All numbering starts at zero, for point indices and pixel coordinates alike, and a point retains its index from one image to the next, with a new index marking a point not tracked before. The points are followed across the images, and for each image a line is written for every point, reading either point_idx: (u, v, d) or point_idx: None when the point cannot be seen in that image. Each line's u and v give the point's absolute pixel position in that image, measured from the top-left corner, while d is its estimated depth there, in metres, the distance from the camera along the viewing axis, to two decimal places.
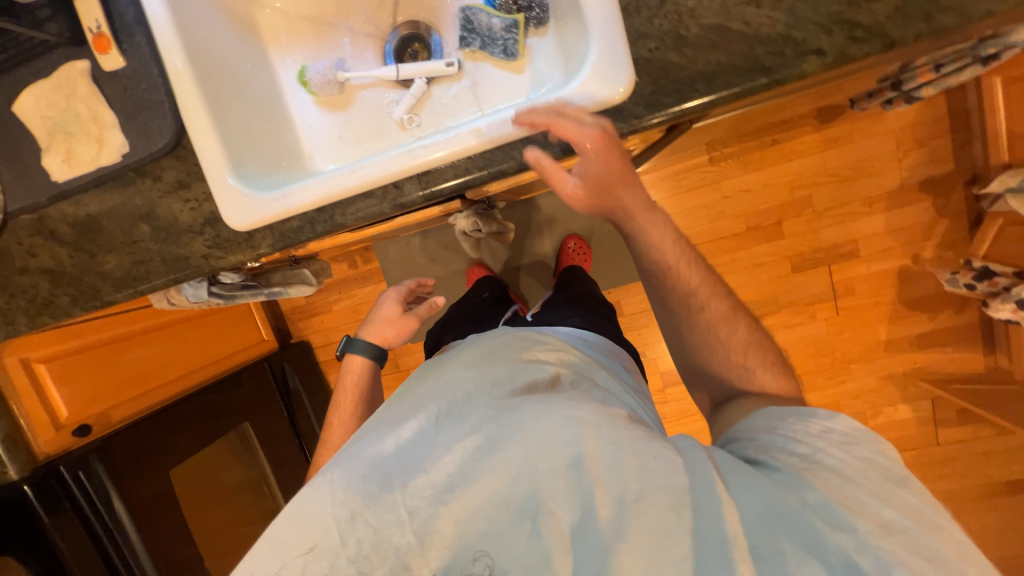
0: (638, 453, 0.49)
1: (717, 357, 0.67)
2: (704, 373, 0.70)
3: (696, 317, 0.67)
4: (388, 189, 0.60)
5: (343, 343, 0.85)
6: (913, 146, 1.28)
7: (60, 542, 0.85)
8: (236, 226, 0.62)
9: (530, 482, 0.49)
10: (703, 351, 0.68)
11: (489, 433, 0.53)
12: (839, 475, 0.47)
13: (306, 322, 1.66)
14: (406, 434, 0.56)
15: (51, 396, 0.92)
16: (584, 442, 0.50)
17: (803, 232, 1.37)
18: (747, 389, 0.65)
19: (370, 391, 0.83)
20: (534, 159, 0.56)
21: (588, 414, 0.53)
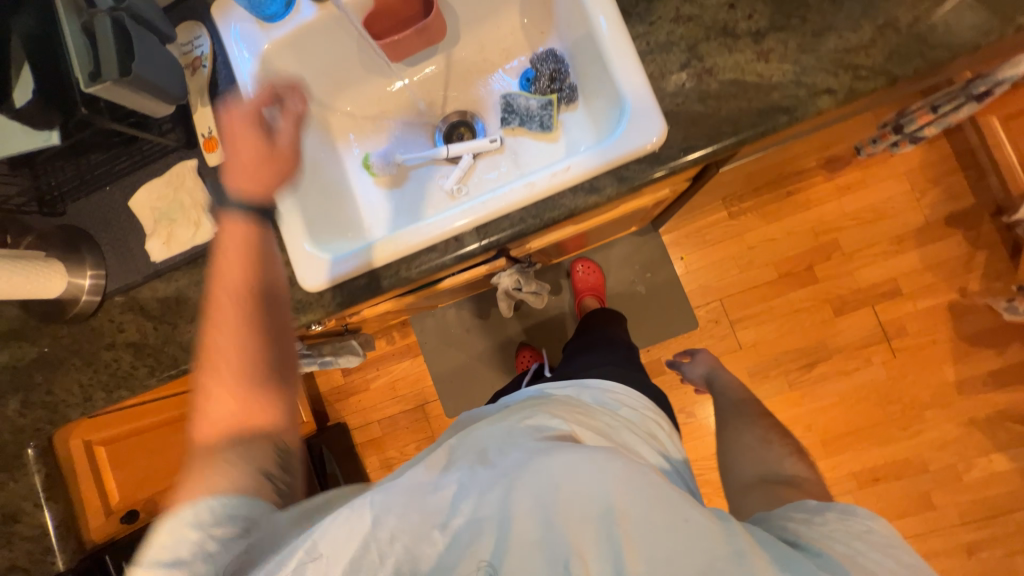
0: (668, 509, 0.46)
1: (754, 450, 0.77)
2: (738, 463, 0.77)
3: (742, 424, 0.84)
4: (449, 243, 0.65)
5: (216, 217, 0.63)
6: (928, 186, 1.33)
7: None
8: (308, 287, 0.67)
9: (555, 535, 0.45)
10: (742, 444, 0.80)
11: (516, 470, 0.49)
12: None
13: (344, 401, 1.66)
14: (435, 470, 0.52)
15: (107, 479, 0.91)
16: (616, 492, 0.46)
17: (836, 275, 1.37)
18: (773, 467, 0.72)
19: (255, 256, 0.60)
20: (582, 204, 0.61)
21: (617, 464, 0.49)
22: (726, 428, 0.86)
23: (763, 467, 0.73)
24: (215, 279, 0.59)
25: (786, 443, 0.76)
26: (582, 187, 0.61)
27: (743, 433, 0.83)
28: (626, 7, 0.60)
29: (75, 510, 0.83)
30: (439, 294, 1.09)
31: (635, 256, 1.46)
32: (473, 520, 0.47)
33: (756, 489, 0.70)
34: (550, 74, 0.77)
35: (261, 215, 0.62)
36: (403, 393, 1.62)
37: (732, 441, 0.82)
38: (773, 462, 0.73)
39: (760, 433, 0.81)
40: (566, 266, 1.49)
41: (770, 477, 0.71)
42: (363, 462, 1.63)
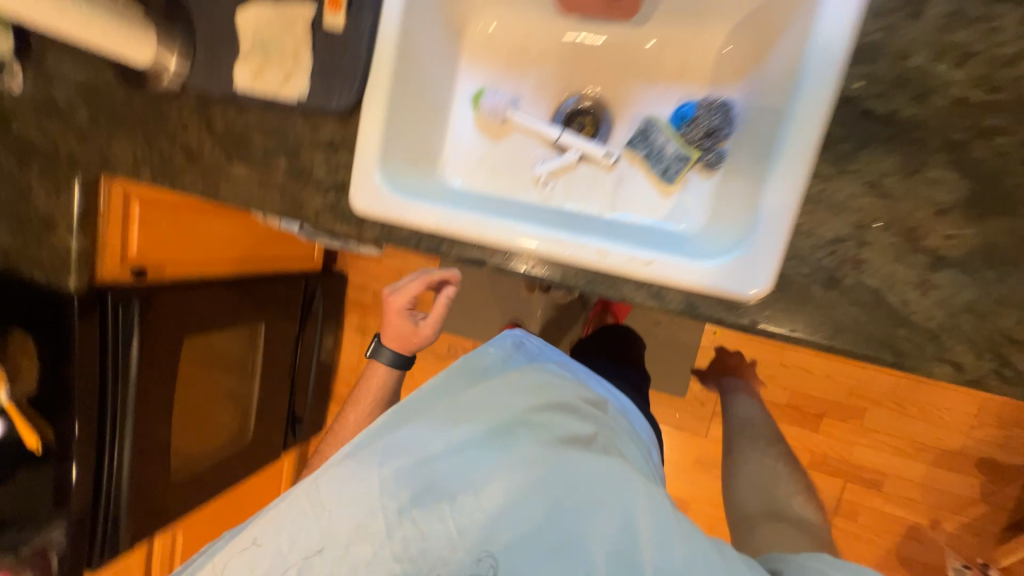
0: (685, 539, 0.59)
1: (766, 487, 0.80)
2: (741, 497, 0.79)
3: (756, 459, 0.88)
4: (499, 250, 0.62)
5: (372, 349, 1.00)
6: (992, 422, 1.22)
7: (76, 348, 0.94)
8: (355, 205, 0.65)
9: (563, 515, 0.62)
10: (743, 476, 0.84)
11: (528, 461, 0.67)
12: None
13: (353, 258, 1.78)
14: (456, 441, 0.70)
15: (131, 232, 1.00)
16: (641, 510, 0.62)
17: (835, 438, 1.33)
18: (781, 505, 0.75)
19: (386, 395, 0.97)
20: (638, 301, 0.57)
21: (637, 484, 0.65)
22: (744, 462, 0.88)
23: (771, 501, 0.76)
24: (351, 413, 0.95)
25: (800, 494, 0.78)
26: (649, 285, 0.56)
27: (759, 468, 0.85)
28: (834, 132, 0.48)
29: (94, 247, 0.93)
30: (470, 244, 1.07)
31: None
32: (480, 496, 0.63)
33: (758, 515, 0.72)
34: (708, 126, 0.66)
35: (404, 363, 0.98)
36: None
37: (743, 472, 0.85)
38: (779, 500, 0.76)
39: (771, 474, 0.84)
40: None
41: (776, 513, 0.73)
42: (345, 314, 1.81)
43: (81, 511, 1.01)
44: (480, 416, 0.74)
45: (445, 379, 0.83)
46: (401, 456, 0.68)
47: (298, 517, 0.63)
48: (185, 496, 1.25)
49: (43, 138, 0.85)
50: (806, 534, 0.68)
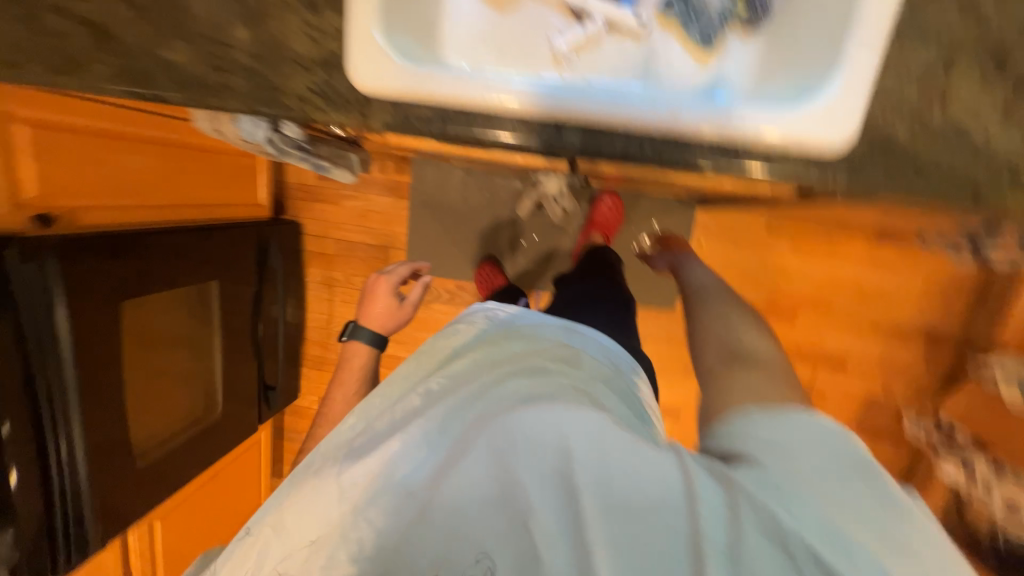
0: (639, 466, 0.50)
1: (727, 334, 0.72)
2: (708, 351, 0.70)
3: (709, 310, 0.80)
4: (547, 125, 0.52)
5: (348, 330, 0.96)
6: (937, 296, 1.37)
7: None
8: (358, 82, 0.52)
9: (519, 484, 0.53)
10: (704, 332, 0.74)
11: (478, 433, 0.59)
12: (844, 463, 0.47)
13: (307, 204, 1.58)
14: (412, 433, 0.62)
15: (17, 165, 0.78)
16: (591, 453, 0.52)
17: (808, 329, 1.44)
18: (749, 351, 0.67)
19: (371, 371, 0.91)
20: (712, 167, 0.51)
21: (586, 424, 0.54)
22: (703, 320, 0.78)
23: (734, 347, 0.68)
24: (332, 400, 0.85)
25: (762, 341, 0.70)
26: (724, 149, 0.50)
27: (715, 320, 0.76)
28: None
29: None
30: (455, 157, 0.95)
31: (659, 218, 1.39)
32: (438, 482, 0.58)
33: (729, 367, 0.64)
34: None
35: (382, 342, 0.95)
36: (371, 227, 1.57)
37: (701, 328, 0.76)
38: (741, 345, 0.68)
39: (731, 323, 0.74)
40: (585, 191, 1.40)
41: (741, 359, 0.65)
42: (305, 268, 1.63)
43: (26, 517, 0.83)
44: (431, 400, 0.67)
45: (409, 370, 0.76)
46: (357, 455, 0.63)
47: (260, 544, 0.60)
48: (152, 484, 1.09)
49: None
50: (773, 375, 0.62)
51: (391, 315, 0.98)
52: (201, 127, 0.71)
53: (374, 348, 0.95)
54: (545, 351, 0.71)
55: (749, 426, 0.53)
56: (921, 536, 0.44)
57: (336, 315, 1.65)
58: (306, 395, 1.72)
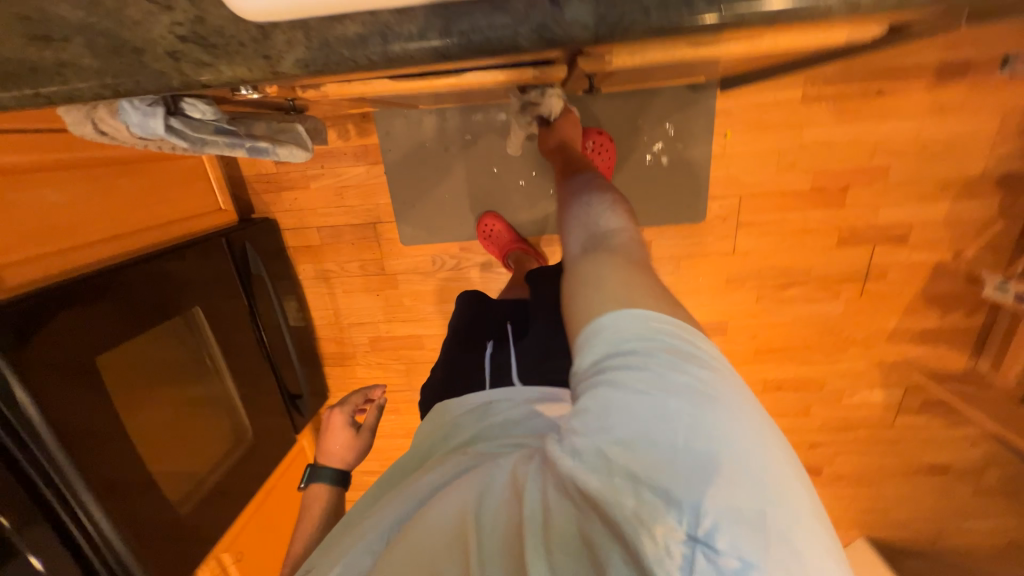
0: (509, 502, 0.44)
1: (581, 219, 0.56)
2: (567, 244, 0.55)
3: (575, 195, 0.65)
4: (537, 2, 0.34)
5: (304, 474, 0.77)
6: (1013, 134, 1.16)
7: None
8: (243, 10, 0.34)
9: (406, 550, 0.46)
10: (565, 223, 0.59)
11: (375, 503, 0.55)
12: (644, 377, 0.36)
13: (274, 196, 1.40)
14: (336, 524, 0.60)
15: None
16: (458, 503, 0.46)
17: (862, 205, 1.26)
18: (602, 234, 0.52)
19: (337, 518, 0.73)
20: (804, 6, 0.33)
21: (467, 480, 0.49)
22: (564, 212, 0.61)
23: (586, 231, 0.54)
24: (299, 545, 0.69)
25: (622, 224, 0.54)
26: None
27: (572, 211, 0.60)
28: None
29: None
30: (420, 96, 0.76)
31: (672, 118, 1.19)
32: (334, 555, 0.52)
33: (583, 259, 0.49)
34: None
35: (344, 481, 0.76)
36: (350, 203, 1.40)
37: (564, 218, 0.60)
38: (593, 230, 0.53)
39: (588, 208, 0.58)
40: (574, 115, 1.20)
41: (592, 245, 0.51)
42: (295, 266, 1.49)
43: None
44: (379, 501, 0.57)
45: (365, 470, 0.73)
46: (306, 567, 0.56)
47: None
48: (204, 524, 1.05)
49: None
50: (619, 257, 0.47)
51: (350, 445, 0.78)
52: (85, 133, 0.54)
53: (337, 487, 0.75)
54: (507, 428, 0.56)
55: (576, 366, 0.42)
56: (740, 456, 0.34)
57: (342, 308, 1.53)
58: (336, 393, 1.66)
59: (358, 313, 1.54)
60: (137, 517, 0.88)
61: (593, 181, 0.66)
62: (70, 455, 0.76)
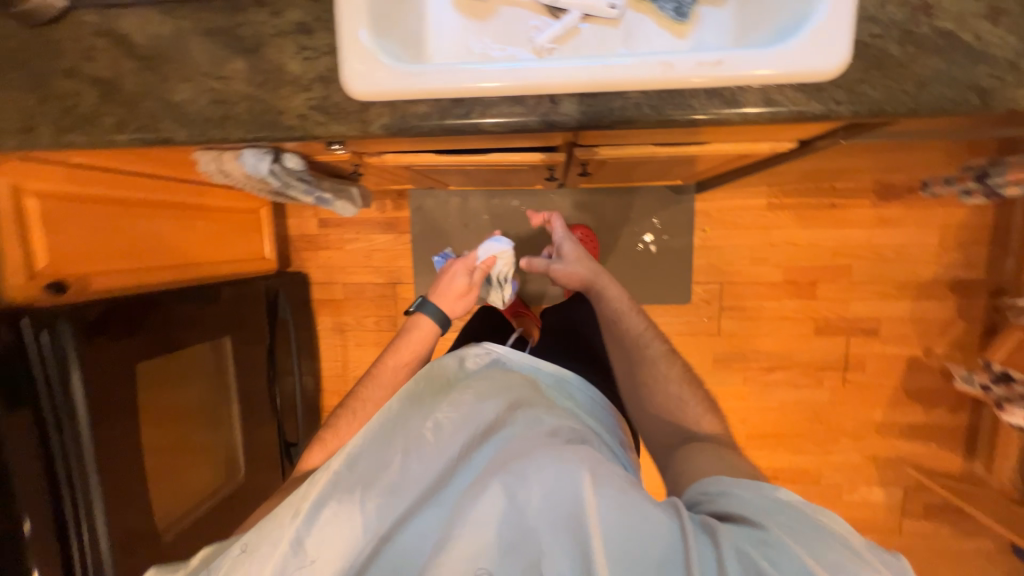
0: (629, 500, 0.50)
1: (660, 390, 0.75)
2: (659, 425, 0.73)
3: (641, 349, 0.79)
4: (543, 101, 0.53)
5: (416, 303, 0.93)
6: (953, 246, 1.35)
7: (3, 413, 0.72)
8: (355, 92, 0.54)
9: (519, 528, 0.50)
10: (648, 388, 0.75)
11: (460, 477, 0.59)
12: (813, 531, 0.46)
13: (310, 253, 1.60)
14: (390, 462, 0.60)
15: (33, 239, 0.79)
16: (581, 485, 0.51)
17: (831, 298, 1.40)
18: (686, 421, 0.72)
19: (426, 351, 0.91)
20: (716, 113, 0.51)
21: (575, 458, 0.54)
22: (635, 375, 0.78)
23: (673, 415, 0.73)
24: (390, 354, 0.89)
25: (701, 405, 0.73)
26: (721, 93, 0.51)
27: (656, 390, 0.75)
28: None
29: None
30: (451, 173, 0.97)
31: (658, 214, 1.41)
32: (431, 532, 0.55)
33: (690, 450, 0.65)
34: None
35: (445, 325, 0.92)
36: (377, 264, 1.58)
37: (644, 382, 0.76)
38: (682, 416, 0.72)
39: (673, 392, 0.74)
40: (575, 206, 1.43)
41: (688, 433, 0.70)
42: (315, 318, 1.63)
43: None
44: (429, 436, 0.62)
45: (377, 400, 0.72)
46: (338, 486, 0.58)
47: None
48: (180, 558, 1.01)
49: None
50: (717, 444, 0.66)
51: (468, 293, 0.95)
52: (207, 169, 0.73)
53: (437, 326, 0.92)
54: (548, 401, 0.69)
55: (741, 489, 0.53)
56: None
57: (352, 360, 1.63)
58: None
59: (366, 367, 1.62)
60: (129, 537, 0.87)
61: (650, 339, 0.79)
62: (99, 458, 0.81)
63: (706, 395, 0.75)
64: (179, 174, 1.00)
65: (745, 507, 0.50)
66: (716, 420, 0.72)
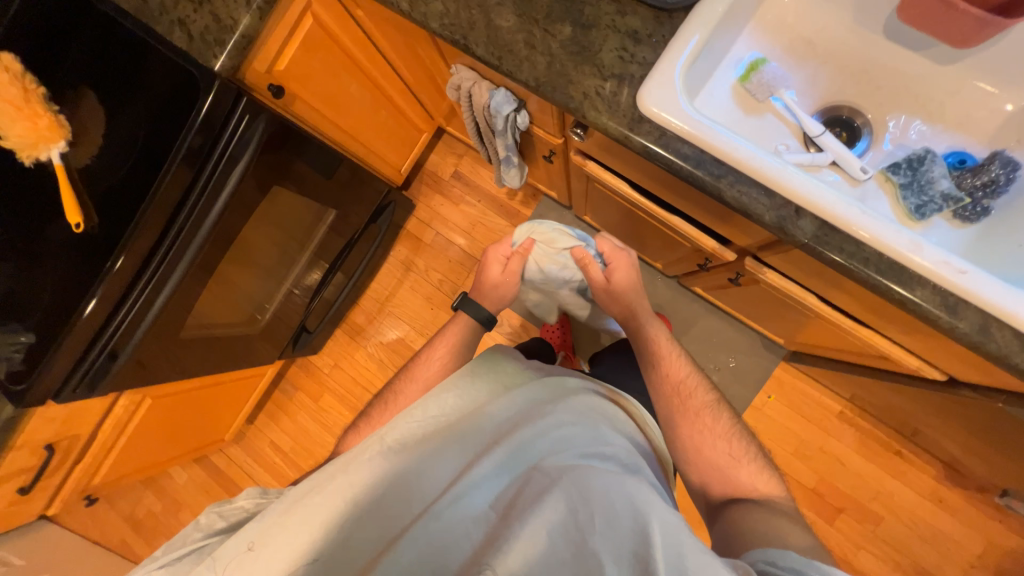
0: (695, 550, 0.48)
1: (708, 448, 0.76)
2: (710, 480, 0.75)
3: (688, 402, 0.80)
4: (786, 206, 0.58)
5: (456, 300, 0.91)
6: (990, 567, 1.27)
7: (176, 152, 0.77)
8: (641, 103, 0.60)
9: (581, 539, 0.49)
10: (696, 447, 0.77)
11: (519, 471, 0.58)
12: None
13: (428, 192, 1.68)
14: (448, 437, 0.61)
15: (290, 44, 0.88)
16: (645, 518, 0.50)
17: (847, 536, 1.33)
18: (738, 481, 0.73)
19: (466, 346, 0.87)
20: (928, 309, 0.54)
21: (638, 492, 0.54)
22: (686, 429, 0.78)
23: (724, 476, 0.74)
24: (432, 347, 0.86)
25: (753, 462, 0.74)
26: (942, 294, 0.54)
27: (704, 448, 0.76)
28: None
29: (258, 38, 0.80)
30: (614, 207, 1.02)
31: (738, 355, 1.41)
32: (482, 511, 0.53)
33: (739, 510, 0.68)
34: (985, 179, 0.65)
35: (485, 323, 0.89)
36: (474, 235, 1.64)
37: (688, 438, 0.78)
38: (731, 475, 0.74)
39: (723, 450, 0.75)
40: (670, 300, 1.45)
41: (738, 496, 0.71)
42: (394, 244, 1.68)
43: (73, 342, 0.78)
44: (489, 426, 0.63)
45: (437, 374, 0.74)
46: (389, 454, 0.59)
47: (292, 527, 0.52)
48: (182, 361, 1.01)
49: None
50: (773, 507, 0.67)
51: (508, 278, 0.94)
52: (456, 83, 0.81)
53: (478, 324, 0.89)
54: (606, 427, 0.67)
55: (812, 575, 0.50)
56: None
57: (397, 298, 1.66)
58: (324, 355, 1.66)
59: (404, 310, 1.65)
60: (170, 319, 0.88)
61: (697, 389, 0.82)
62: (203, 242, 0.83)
63: (756, 446, 0.77)
64: (406, 69, 1.11)
65: None
66: (773, 483, 0.72)
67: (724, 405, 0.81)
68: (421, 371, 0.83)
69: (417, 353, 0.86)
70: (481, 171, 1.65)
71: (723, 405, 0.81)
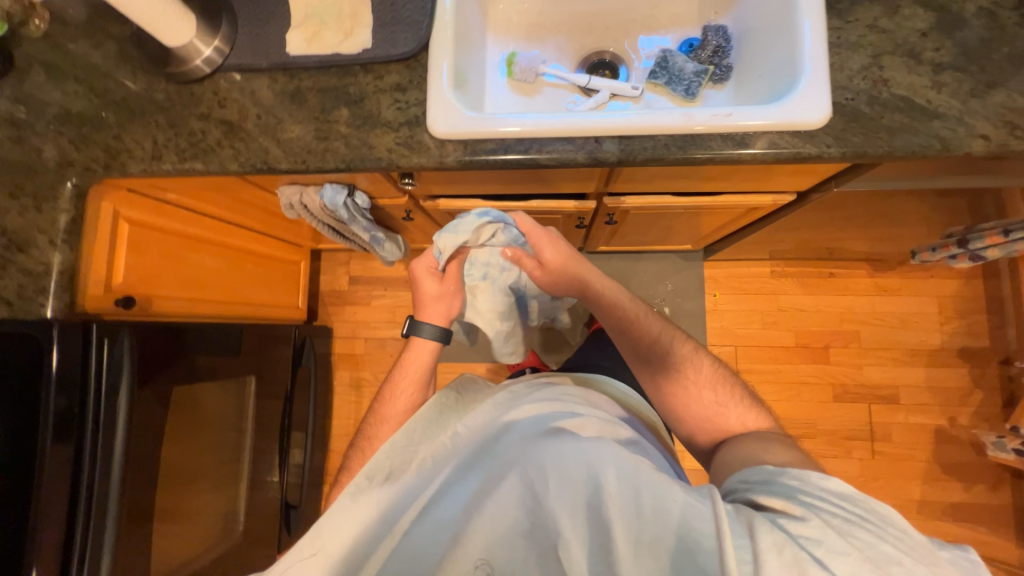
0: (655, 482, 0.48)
1: (694, 399, 0.79)
2: (699, 429, 0.79)
3: (671, 359, 0.82)
4: (588, 141, 0.66)
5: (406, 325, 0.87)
6: (954, 315, 1.42)
7: (46, 420, 0.70)
8: (436, 130, 0.67)
9: (539, 511, 0.51)
10: (685, 401, 0.80)
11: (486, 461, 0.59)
12: (860, 524, 0.45)
13: (337, 308, 1.67)
14: (421, 463, 0.62)
15: (118, 255, 0.86)
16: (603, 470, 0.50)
17: (846, 364, 1.43)
18: (725, 418, 0.77)
19: (428, 373, 0.83)
20: (729, 153, 0.64)
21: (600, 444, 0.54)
22: (674, 388, 0.81)
23: (711, 417, 0.78)
24: (394, 378, 0.83)
25: (739, 403, 0.78)
26: (734, 138, 0.64)
27: (692, 401, 0.79)
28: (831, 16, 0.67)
29: (82, 267, 0.79)
30: None
31: (671, 278, 1.51)
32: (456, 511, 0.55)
33: (731, 444, 0.72)
34: (713, 49, 0.81)
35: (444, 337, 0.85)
36: (401, 319, 1.65)
37: (678, 395, 0.80)
38: (718, 418, 0.77)
39: (709, 399, 0.79)
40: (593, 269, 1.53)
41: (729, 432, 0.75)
42: (334, 372, 1.63)
43: None
44: (459, 441, 0.64)
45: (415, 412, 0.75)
46: (362, 488, 0.58)
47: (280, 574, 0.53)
48: None
49: (37, 152, 0.78)
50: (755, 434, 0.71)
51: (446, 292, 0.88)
52: (290, 201, 0.85)
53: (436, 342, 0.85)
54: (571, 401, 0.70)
55: (781, 481, 0.53)
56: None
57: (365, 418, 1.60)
58: None
59: None
60: None
61: (675, 345, 0.84)
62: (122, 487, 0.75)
63: (738, 389, 0.81)
64: (246, 217, 1.13)
65: (779, 499, 0.50)
66: (757, 415, 0.77)
67: (701, 355, 0.84)
68: (392, 410, 0.79)
69: (384, 384, 0.84)
70: (373, 263, 1.68)
71: (702, 355, 0.84)
